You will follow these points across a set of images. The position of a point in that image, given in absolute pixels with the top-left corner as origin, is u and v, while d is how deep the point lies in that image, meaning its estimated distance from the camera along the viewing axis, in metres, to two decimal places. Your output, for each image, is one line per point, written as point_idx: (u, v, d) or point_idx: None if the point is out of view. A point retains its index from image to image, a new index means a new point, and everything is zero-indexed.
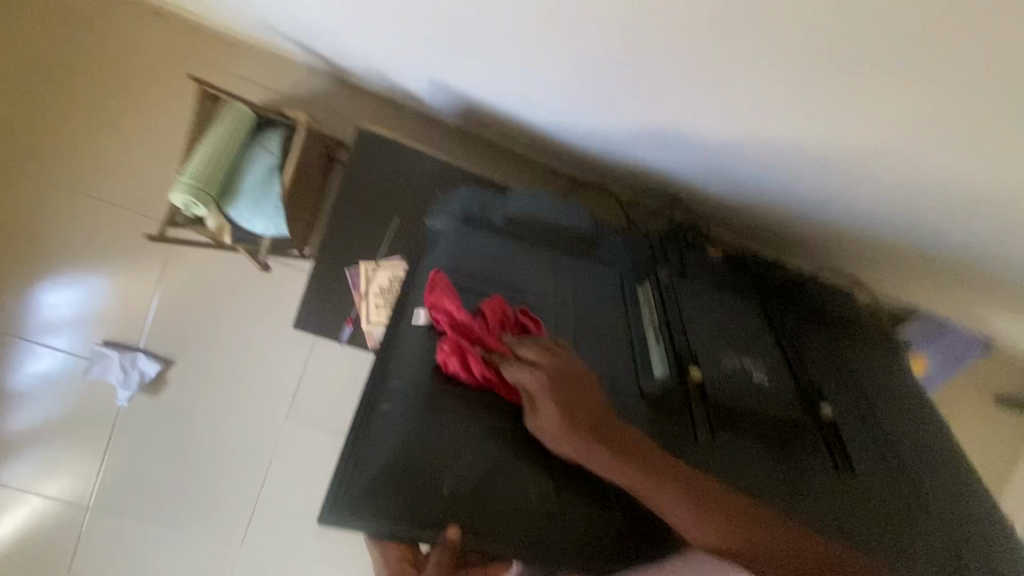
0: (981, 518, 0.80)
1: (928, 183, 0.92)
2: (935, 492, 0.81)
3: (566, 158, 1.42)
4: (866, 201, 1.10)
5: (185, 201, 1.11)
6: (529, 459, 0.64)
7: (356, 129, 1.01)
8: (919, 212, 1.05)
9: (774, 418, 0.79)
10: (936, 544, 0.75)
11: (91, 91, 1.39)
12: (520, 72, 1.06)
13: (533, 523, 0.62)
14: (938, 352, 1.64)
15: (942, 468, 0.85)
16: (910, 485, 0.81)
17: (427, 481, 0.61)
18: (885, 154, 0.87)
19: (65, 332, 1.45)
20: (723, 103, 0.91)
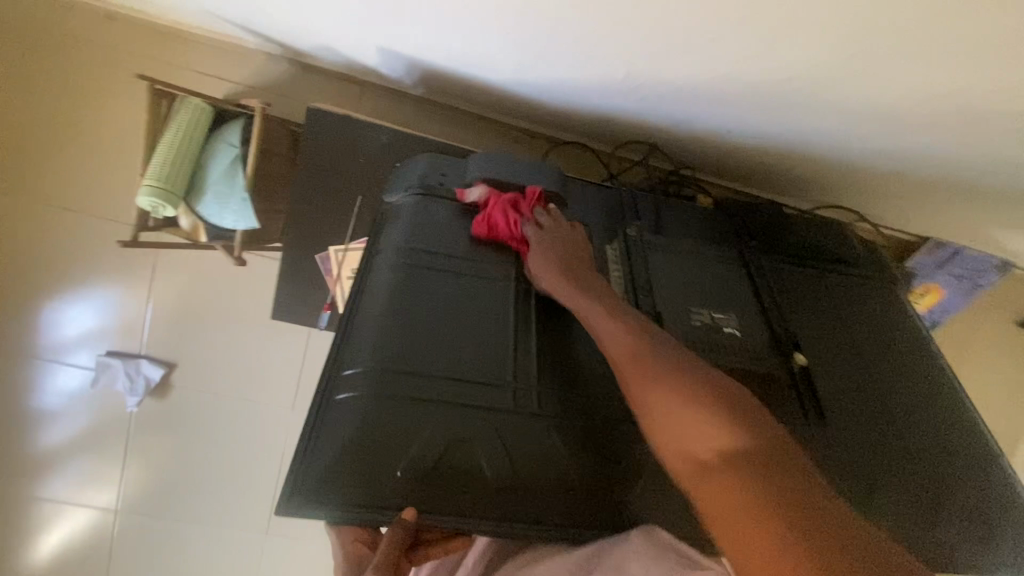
0: (942, 459, 0.85)
1: (911, 81, 0.86)
2: (902, 437, 0.85)
3: (539, 117, 1.38)
4: (849, 120, 1.04)
5: (151, 203, 1.11)
6: (486, 437, 0.68)
7: (306, 108, 0.98)
8: (911, 122, 0.98)
9: (746, 372, 0.80)
10: (896, 490, 0.81)
11: (56, 106, 1.39)
12: (467, 28, 1.01)
13: (490, 497, 0.66)
14: (954, 275, 1.55)
15: (913, 412, 0.88)
16: (876, 433, 0.84)
17: (385, 467, 0.64)
18: (870, 49, 0.81)
19: (76, 348, 1.47)
20: (686, 24, 0.86)
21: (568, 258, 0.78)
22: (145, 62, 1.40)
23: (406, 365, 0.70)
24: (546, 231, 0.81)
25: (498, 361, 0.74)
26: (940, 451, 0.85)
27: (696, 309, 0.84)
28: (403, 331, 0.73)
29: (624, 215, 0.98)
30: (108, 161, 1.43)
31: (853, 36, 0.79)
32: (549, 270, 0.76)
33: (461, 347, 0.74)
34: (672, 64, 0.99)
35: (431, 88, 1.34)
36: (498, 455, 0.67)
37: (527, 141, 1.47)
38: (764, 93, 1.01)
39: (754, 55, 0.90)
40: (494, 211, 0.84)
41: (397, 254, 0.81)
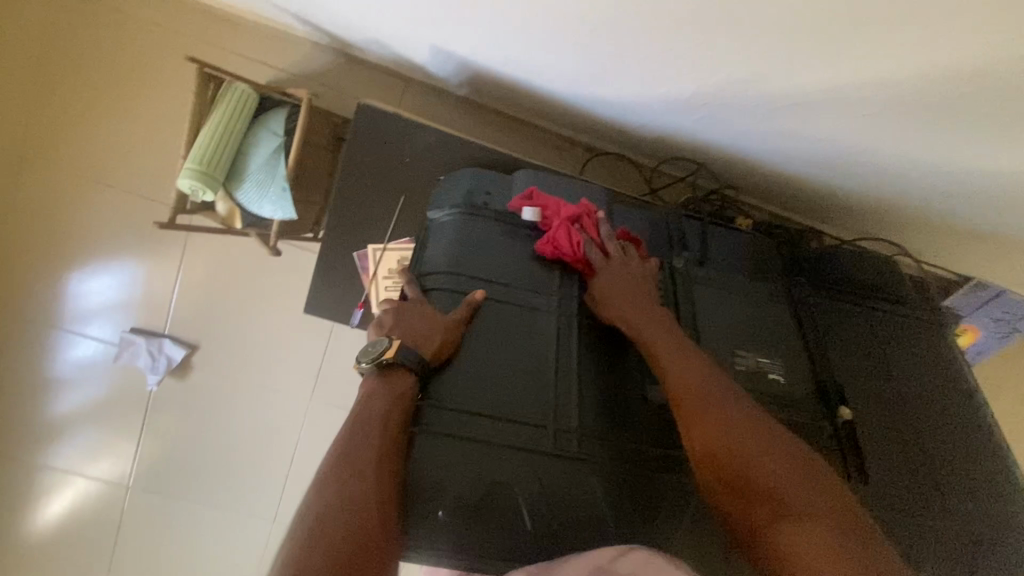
0: (1001, 522, 0.80)
1: (986, 117, 0.82)
2: (956, 496, 0.81)
3: (581, 126, 1.35)
4: (913, 156, 1.00)
5: (192, 186, 1.10)
6: (526, 477, 0.66)
7: (356, 103, 0.95)
8: (974, 163, 0.95)
9: (790, 424, 0.77)
10: (948, 557, 0.77)
11: (106, 82, 1.42)
12: (523, 38, 0.99)
13: (529, 542, 0.64)
14: (991, 317, 1.51)
15: (968, 470, 0.83)
16: (929, 491, 0.80)
17: (425, 506, 0.62)
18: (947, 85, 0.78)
19: (100, 320, 1.47)
20: (750, 49, 0.84)
21: (636, 292, 0.78)
22: (194, 45, 1.41)
23: (450, 400, 0.69)
24: (611, 262, 0.82)
25: (539, 397, 0.72)
26: (996, 513, 0.81)
27: (740, 352, 0.82)
28: (447, 363, 0.71)
29: (672, 244, 0.94)
30: (149, 139, 1.44)
31: (933, 67, 0.75)
32: (619, 298, 0.78)
33: (505, 380, 0.72)
34: (731, 87, 0.96)
35: (476, 89, 1.32)
36: (535, 496, 0.65)
37: (567, 149, 1.44)
38: (824, 123, 0.98)
39: (819, 83, 0.87)
40: (560, 233, 0.83)
41: (442, 281, 0.80)
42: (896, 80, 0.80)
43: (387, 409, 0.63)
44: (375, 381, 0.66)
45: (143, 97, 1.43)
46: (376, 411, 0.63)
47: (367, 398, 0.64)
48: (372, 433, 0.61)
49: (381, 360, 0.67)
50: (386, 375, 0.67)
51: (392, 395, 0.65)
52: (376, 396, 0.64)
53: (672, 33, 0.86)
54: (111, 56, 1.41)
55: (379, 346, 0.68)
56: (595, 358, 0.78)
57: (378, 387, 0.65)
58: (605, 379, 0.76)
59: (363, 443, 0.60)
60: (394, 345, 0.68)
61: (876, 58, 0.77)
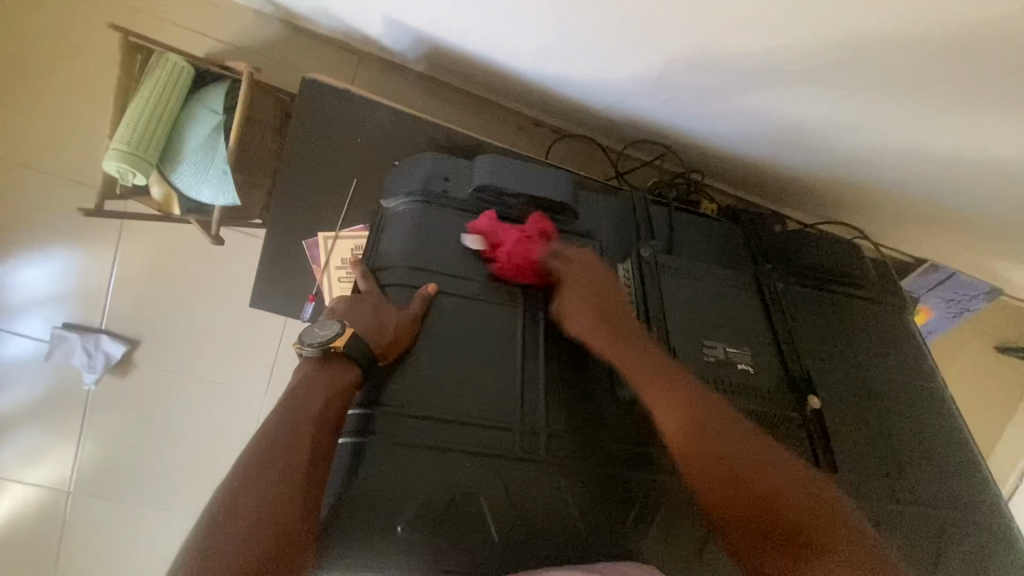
0: (962, 501, 0.82)
1: (959, 94, 0.81)
2: (919, 476, 0.82)
3: (546, 106, 1.30)
4: (882, 139, 0.98)
5: (119, 168, 1.00)
6: (490, 484, 0.62)
7: (302, 76, 0.88)
8: (935, 145, 0.95)
9: (760, 416, 0.76)
10: (916, 543, 0.77)
11: (23, 52, 1.27)
12: (481, 9, 0.93)
13: (495, 551, 0.59)
14: (943, 298, 1.54)
15: (929, 450, 0.84)
16: (895, 473, 0.81)
17: (383, 519, 0.57)
18: (918, 59, 0.76)
19: (29, 313, 1.35)
20: (718, 23, 0.80)
21: (599, 300, 0.74)
22: (121, 12, 1.28)
23: (408, 405, 0.64)
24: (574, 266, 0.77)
25: (502, 399, 0.68)
26: (957, 492, 0.82)
27: (709, 344, 0.79)
28: (404, 364, 0.67)
29: (640, 232, 0.91)
30: (75, 116, 1.30)
31: (912, 38, 0.73)
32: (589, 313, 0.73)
33: (467, 382, 0.68)
34: (701, 68, 0.92)
35: (435, 66, 1.25)
36: (500, 503, 0.61)
37: (532, 131, 1.39)
38: (795, 105, 0.95)
39: (787, 61, 0.84)
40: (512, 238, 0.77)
41: (401, 275, 0.75)
42: (871, 57, 0.78)
43: (324, 405, 0.58)
44: (318, 370, 0.61)
45: (66, 69, 1.29)
46: (313, 404, 0.57)
47: (306, 388, 0.59)
48: (306, 429, 0.55)
49: (327, 348, 0.62)
50: (330, 366, 0.62)
51: (335, 387, 0.60)
52: (315, 386, 0.59)
53: (643, 5, 0.81)
54: (26, 23, 1.27)
55: (327, 331, 0.64)
56: (564, 356, 0.75)
57: (322, 377, 0.60)
58: (571, 380, 0.73)
59: (295, 439, 0.54)
60: (345, 333, 0.63)
61: (849, 30, 0.74)
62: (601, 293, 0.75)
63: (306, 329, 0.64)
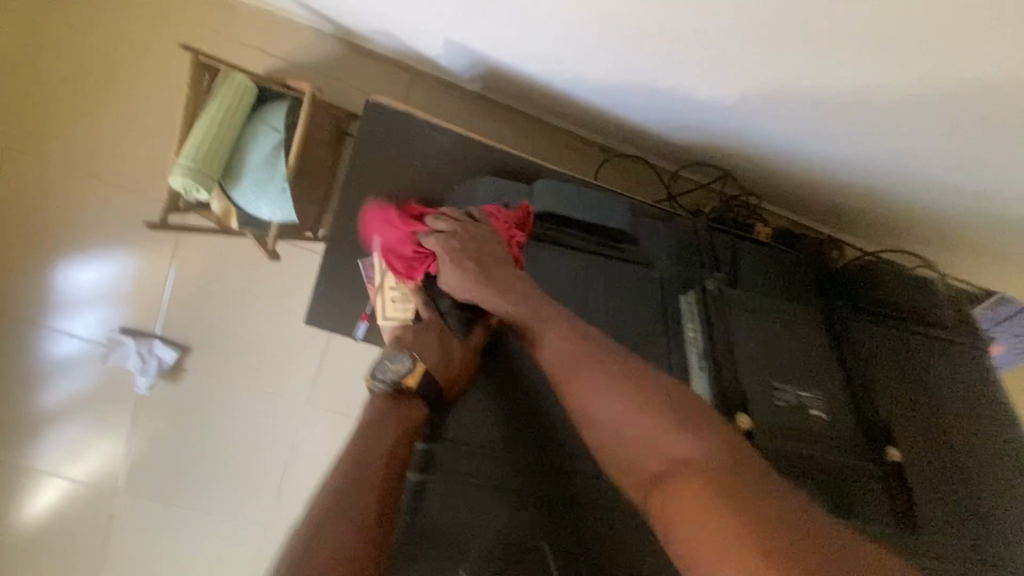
0: None
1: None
2: (1002, 534, 0.77)
3: (597, 126, 1.28)
4: (966, 168, 0.93)
5: (184, 185, 1.02)
6: (555, 530, 0.62)
7: (365, 100, 0.90)
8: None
9: (834, 468, 0.73)
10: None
11: (96, 69, 1.33)
12: (543, 34, 0.92)
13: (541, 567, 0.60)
14: (1010, 332, 1.46)
15: (1014, 504, 0.79)
16: (976, 529, 0.77)
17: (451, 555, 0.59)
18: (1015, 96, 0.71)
19: (88, 317, 1.40)
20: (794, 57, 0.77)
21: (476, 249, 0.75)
22: (188, 31, 1.32)
23: (469, 441, 0.65)
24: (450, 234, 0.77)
25: (565, 438, 0.66)
26: None
27: (782, 388, 0.76)
28: (466, 397, 0.68)
29: (703, 261, 0.88)
30: (141, 129, 1.35)
31: (1016, 78, 0.68)
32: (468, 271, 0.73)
33: (525, 418, 0.67)
34: (773, 99, 0.89)
35: (488, 85, 1.25)
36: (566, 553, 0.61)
37: (582, 149, 1.37)
38: (869, 135, 0.92)
39: (866, 94, 0.80)
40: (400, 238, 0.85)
41: (461, 304, 0.76)
42: (966, 93, 0.74)
43: (392, 450, 0.58)
44: (387, 408, 0.62)
45: (135, 84, 1.35)
46: (381, 448, 0.57)
47: (375, 429, 0.59)
48: (374, 475, 0.55)
49: (399, 385, 0.64)
50: (400, 401, 0.63)
51: (405, 424, 0.61)
52: (383, 426, 0.59)
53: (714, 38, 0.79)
54: (101, 41, 1.33)
55: (398, 367, 0.65)
56: None
57: (391, 415, 0.61)
58: None
59: (364, 486, 0.54)
60: (417, 370, 0.65)
61: (941, 68, 0.70)
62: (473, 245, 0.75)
63: (377, 362, 0.66)
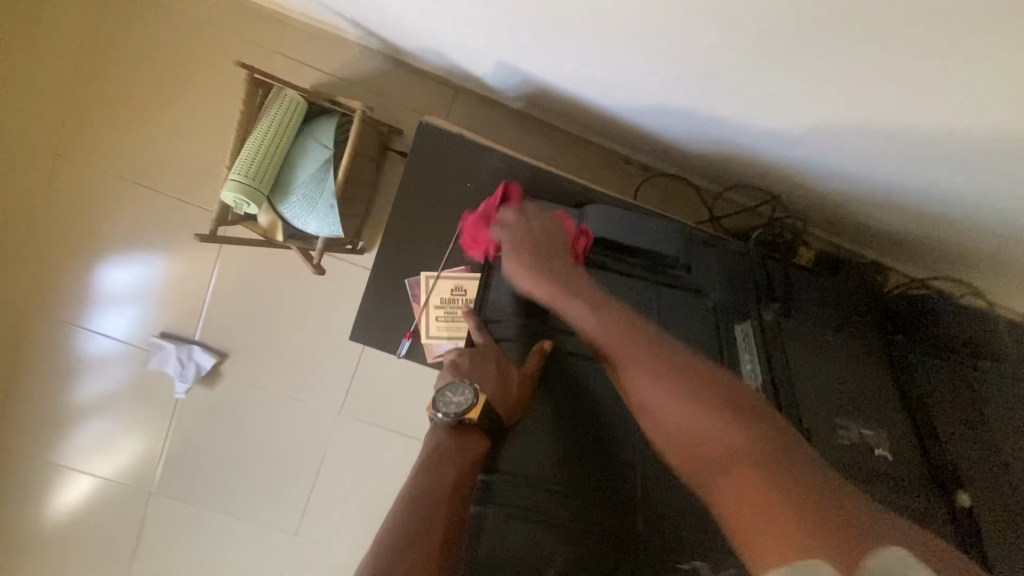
0: None
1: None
2: None
3: (641, 145, 1.27)
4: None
5: (235, 200, 1.05)
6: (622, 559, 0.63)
7: (418, 120, 0.90)
8: None
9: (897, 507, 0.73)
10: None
11: (149, 81, 1.37)
12: (596, 61, 0.92)
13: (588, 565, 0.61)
14: None
15: None
16: None
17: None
18: None
19: (129, 320, 1.41)
20: (860, 95, 0.75)
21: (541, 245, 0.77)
22: (240, 46, 1.35)
23: (527, 475, 0.66)
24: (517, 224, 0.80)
25: (623, 470, 0.69)
26: None
27: (843, 424, 0.77)
28: (521, 426, 0.68)
29: (758, 290, 0.87)
30: (189, 139, 1.38)
31: None
32: (525, 260, 0.75)
33: (584, 452, 0.69)
34: (839, 134, 0.87)
35: (533, 104, 1.25)
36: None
37: (622, 168, 1.36)
38: (934, 172, 0.89)
39: (934, 133, 0.78)
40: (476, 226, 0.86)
41: (514, 329, 0.76)
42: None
43: (454, 485, 0.58)
44: (448, 441, 0.62)
45: (186, 96, 1.38)
46: (443, 483, 0.58)
47: (438, 464, 0.59)
48: (439, 510, 0.55)
49: (462, 418, 0.63)
50: (462, 435, 0.63)
51: (466, 457, 0.61)
52: (444, 460, 0.60)
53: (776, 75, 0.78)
54: (156, 54, 1.37)
55: (460, 399, 0.64)
56: None
57: (452, 449, 0.61)
58: None
59: (427, 525, 0.53)
60: (479, 404, 0.64)
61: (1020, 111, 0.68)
62: (539, 244, 0.77)
63: (439, 393, 0.65)
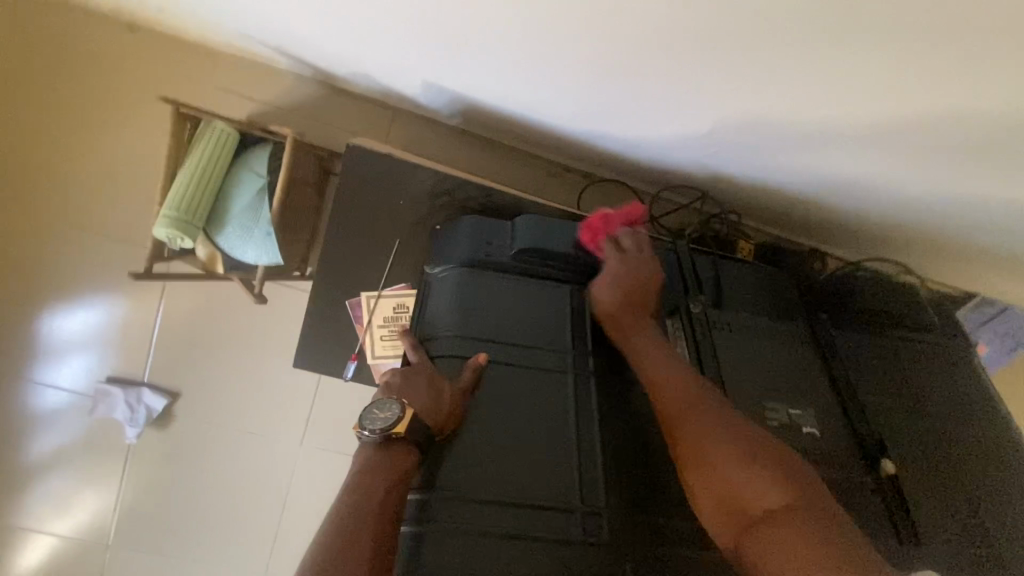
0: None
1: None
2: (1002, 533, 0.79)
3: (578, 155, 1.30)
4: (949, 195, 0.95)
5: (168, 235, 1.03)
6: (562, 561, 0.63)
7: (346, 145, 0.90)
8: (984, 201, 0.93)
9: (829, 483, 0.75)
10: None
11: (77, 122, 1.34)
12: (516, 78, 0.94)
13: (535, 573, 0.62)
14: (995, 333, 1.50)
15: (1009, 502, 0.81)
16: (978, 533, 0.78)
17: None
18: (969, 140, 0.74)
19: (74, 368, 1.36)
20: (762, 103, 0.79)
21: (627, 288, 0.81)
22: (171, 81, 1.34)
23: (465, 489, 0.66)
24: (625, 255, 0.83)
25: (564, 476, 0.69)
26: None
27: (773, 406, 0.79)
28: (456, 440, 0.68)
29: (687, 284, 0.89)
30: (125, 178, 1.35)
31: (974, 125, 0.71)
32: (612, 293, 0.80)
33: (526, 462, 0.69)
34: (761, 136, 0.90)
35: (469, 120, 1.27)
36: None
37: (564, 177, 1.39)
38: (850, 166, 0.93)
39: (835, 134, 0.83)
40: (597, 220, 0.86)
41: (449, 346, 0.76)
42: (942, 133, 0.75)
43: (386, 492, 0.59)
44: (376, 457, 0.62)
45: (118, 135, 1.35)
46: (371, 497, 0.58)
47: (366, 476, 0.60)
48: (368, 520, 0.56)
49: (388, 433, 0.63)
50: (389, 451, 0.63)
51: (395, 472, 0.61)
52: (374, 476, 0.60)
53: (682, 84, 0.81)
54: (82, 94, 1.34)
55: (387, 414, 0.64)
56: (621, 424, 0.76)
57: (380, 461, 0.62)
58: (629, 451, 0.74)
59: (357, 533, 0.54)
60: (406, 417, 0.64)
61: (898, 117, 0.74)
62: (625, 285, 0.81)
63: (365, 411, 0.65)
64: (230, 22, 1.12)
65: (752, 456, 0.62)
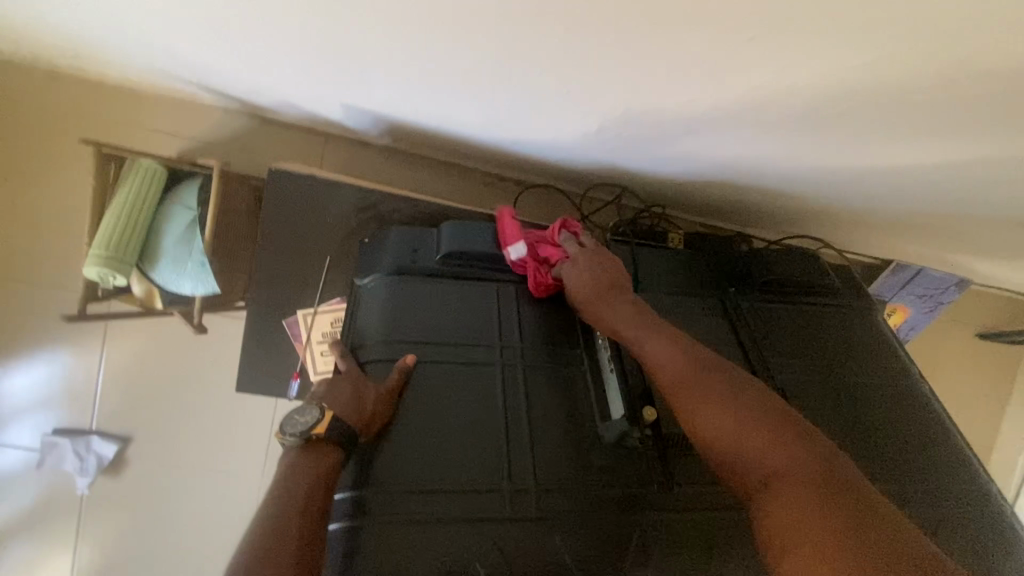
0: (951, 488, 0.86)
1: (907, 142, 0.84)
2: (905, 466, 0.86)
3: (507, 163, 1.36)
4: (837, 171, 1.03)
5: (99, 273, 1.04)
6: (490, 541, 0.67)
7: (268, 167, 0.92)
8: (866, 175, 1.02)
9: None
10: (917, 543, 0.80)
11: (5, 173, 1.33)
12: (426, 92, 0.99)
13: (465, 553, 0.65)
14: (915, 295, 1.59)
15: (910, 439, 0.89)
16: (883, 469, 0.85)
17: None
18: (835, 120, 0.81)
19: (20, 423, 1.33)
20: (648, 97, 0.85)
21: (606, 281, 0.84)
22: (99, 125, 1.35)
23: (397, 481, 0.69)
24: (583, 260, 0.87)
25: (492, 460, 0.73)
26: (940, 475, 0.87)
27: None
28: (384, 439, 0.71)
29: None
30: (58, 225, 1.34)
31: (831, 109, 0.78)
32: (588, 292, 0.83)
33: (457, 450, 0.73)
34: (657, 128, 0.97)
35: (397, 138, 1.31)
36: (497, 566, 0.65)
37: (497, 185, 1.45)
38: (745, 150, 1.00)
39: (723, 122, 0.90)
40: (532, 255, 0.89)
41: (378, 351, 0.79)
42: (808, 118, 0.82)
43: (309, 491, 0.62)
44: (298, 459, 0.65)
45: (48, 183, 1.35)
46: (293, 499, 0.60)
47: (289, 478, 0.63)
48: (289, 517, 0.58)
49: (309, 435, 0.67)
50: (312, 451, 0.66)
51: (315, 473, 0.64)
52: (296, 477, 0.63)
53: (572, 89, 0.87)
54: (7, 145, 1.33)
55: (306, 418, 0.68)
56: (546, 407, 0.80)
57: (302, 462, 0.64)
58: (554, 432, 0.78)
59: (278, 529, 0.57)
60: (325, 419, 0.68)
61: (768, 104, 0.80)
62: (606, 278, 0.85)
63: (285, 417, 0.68)
64: (147, 62, 1.14)
65: (751, 420, 0.62)
